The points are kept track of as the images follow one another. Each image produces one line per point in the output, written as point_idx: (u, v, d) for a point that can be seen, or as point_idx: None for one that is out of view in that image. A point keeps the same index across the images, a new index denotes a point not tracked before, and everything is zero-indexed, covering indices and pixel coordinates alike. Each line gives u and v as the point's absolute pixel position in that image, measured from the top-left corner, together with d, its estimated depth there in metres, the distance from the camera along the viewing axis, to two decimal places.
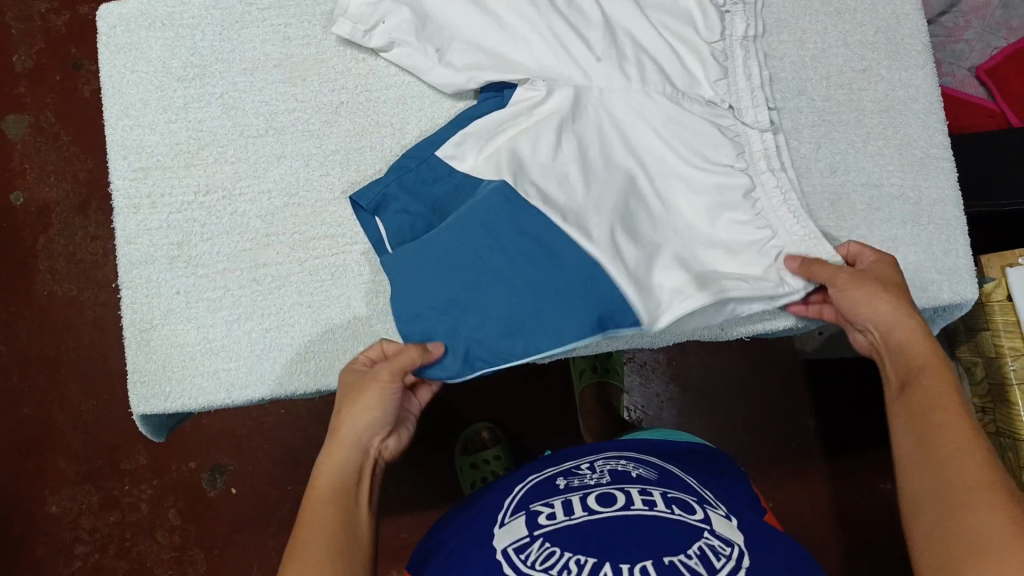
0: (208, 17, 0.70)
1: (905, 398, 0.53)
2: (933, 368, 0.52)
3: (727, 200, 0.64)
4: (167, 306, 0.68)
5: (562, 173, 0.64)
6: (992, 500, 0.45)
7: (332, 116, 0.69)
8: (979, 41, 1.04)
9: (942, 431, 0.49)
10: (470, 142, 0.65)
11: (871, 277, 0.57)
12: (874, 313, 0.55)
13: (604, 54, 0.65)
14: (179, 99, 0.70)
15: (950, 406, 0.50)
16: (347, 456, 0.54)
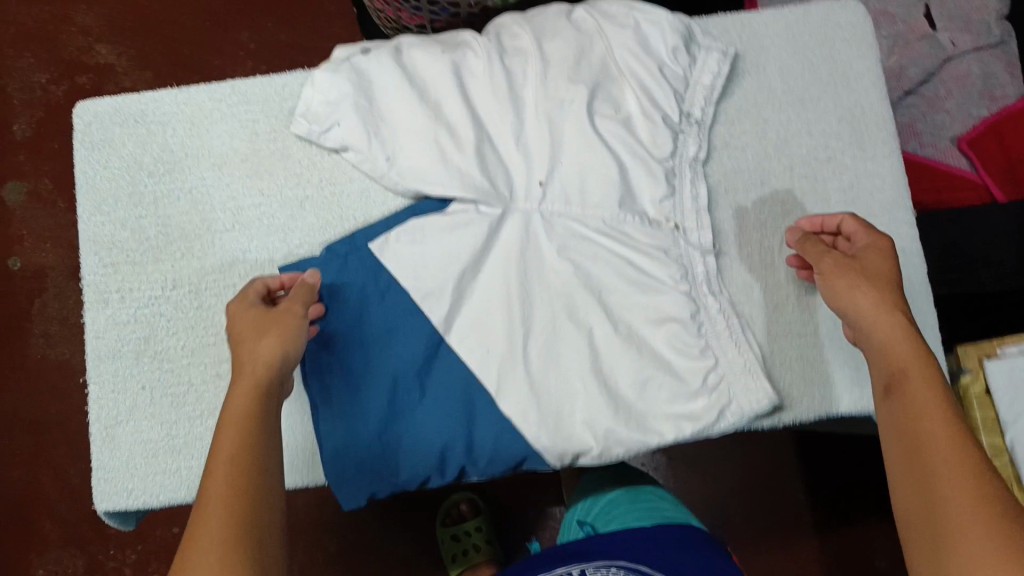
0: (179, 114, 0.72)
1: (890, 399, 0.54)
2: (923, 385, 0.53)
3: (674, 303, 0.69)
4: (133, 402, 0.68)
5: (492, 288, 0.70)
6: (956, 467, 0.48)
7: (297, 210, 0.71)
8: (960, 110, 1.03)
9: (922, 403, 0.52)
10: (404, 238, 0.70)
11: (856, 268, 0.60)
12: (849, 292, 0.59)
13: (547, 178, 0.71)
14: (149, 195, 0.71)
15: (926, 404, 0.52)
16: (251, 392, 0.56)
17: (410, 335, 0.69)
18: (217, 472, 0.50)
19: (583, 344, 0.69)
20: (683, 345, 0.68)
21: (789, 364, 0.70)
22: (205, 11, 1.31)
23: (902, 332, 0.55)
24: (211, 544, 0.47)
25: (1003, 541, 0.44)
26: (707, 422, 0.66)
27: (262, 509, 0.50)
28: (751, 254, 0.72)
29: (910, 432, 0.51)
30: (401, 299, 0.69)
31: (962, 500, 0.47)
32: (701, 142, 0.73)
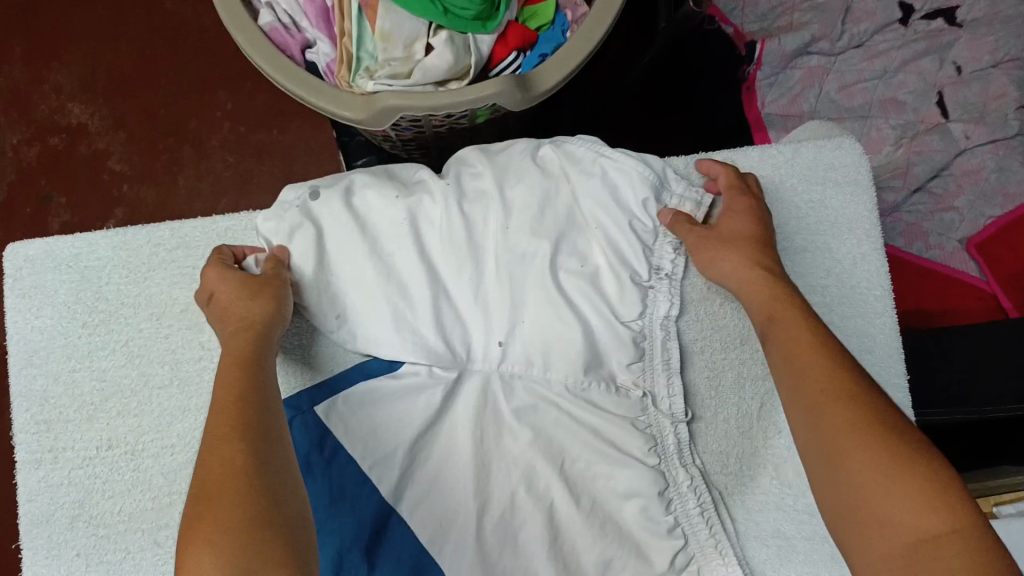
0: (115, 258, 0.68)
1: (787, 361, 0.57)
2: (811, 346, 0.57)
3: (639, 476, 0.64)
4: (67, 571, 0.64)
5: (450, 453, 0.66)
6: (869, 447, 0.51)
7: None
8: (971, 209, 0.95)
9: (826, 415, 0.53)
10: (354, 403, 0.66)
11: (721, 237, 0.65)
12: (722, 266, 0.64)
13: (506, 337, 0.67)
14: (83, 347, 0.66)
15: (818, 372, 0.55)
16: (235, 362, 0.56)
17: (359, 505, 0.63)
18: (225, 448, 0.49)
19: (544, 521, 0.64)
20: (653, 525, 0.63)
21: (767, 541, 0.65)
22: (183, 68, 1.24)
23: (795, 316, 0.59)
24: (222, 515, 0.45)
25: (889, 462, 0.50)
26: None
27: (279, 489, 0.48)
28: (728, 420, 0.67)
29: (827, 392, 0.54)
30: (348, 466, 0.64)
31: (847, 426, 0.52)
32: (671, 298, 0.68)
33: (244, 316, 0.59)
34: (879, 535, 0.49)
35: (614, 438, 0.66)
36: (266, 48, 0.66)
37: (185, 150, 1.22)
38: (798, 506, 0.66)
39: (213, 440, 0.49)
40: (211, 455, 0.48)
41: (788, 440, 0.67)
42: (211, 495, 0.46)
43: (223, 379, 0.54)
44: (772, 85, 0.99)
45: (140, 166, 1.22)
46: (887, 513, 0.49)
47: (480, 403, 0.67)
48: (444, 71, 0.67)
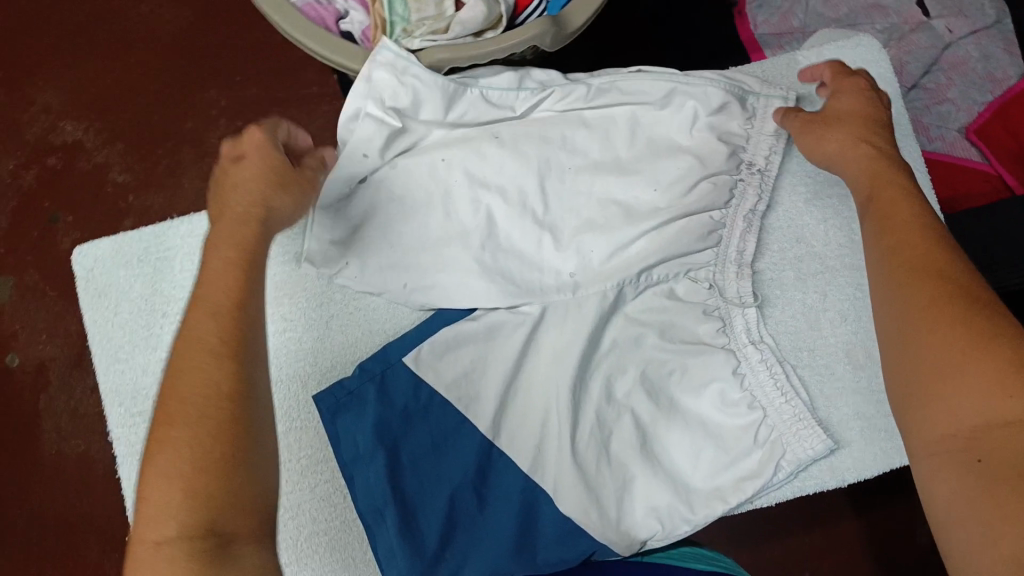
0: (185, 246, 0.68)
1: (885, 238, 0.57)
2: (915, 225, 0.56)
3: (725, 384, 0.68)
4: None
5: (540, 377, 0.68)
6: (933, 290, 0.52)
7: (323, 332, 0.69)
8: (963, 98, 1.00)
9: (894, 229, 0.57)
10: (431, 354, 0.67)
11: (834, 122, 0.66)
12: (825, 145, 0.65)
13: (577, 269, 0.69)
14: (169, 337, 0.67)
15: (907, 248, 0.55)
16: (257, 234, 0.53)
17: (461, 447, 0.66)
18: (197, 368, 0.46)
19: (634, 428, 0.68)
20: (758, 428, 0.67)
21: (849, 423, 0.69)
22: (170, 72, 1.24)
23: (905, 212, 0.58)
24: (196, 439, 0.45)
25: (982, 347, 0.48)
26: (767, 478, 0.66)
27: (250, 448, 0.46)
28: (796, 314, 0.71)
29: (915, 269, 0.54)
30: (444, 408, 0.67)
31: (937, 301, 0.51)
32: (761, 193, 0.71)
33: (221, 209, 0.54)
34: (947, 417, 0.48)
35: (698, 348, 0.69)
36: (304, 23, 0.67)
37: (185, 151, 1.22)
38: (873, 386, 0.69)
39: (202, 323, 0.48)
40: (195, 346, 0.47)
41: (853, 325, 0.70)
42: (186, 405, 0.45)
43: (228, 239, 0.52)
44: (761, 6, 1.04)
45: (143, 175, 1.21)
46: (948, 396, 0.48)
47: (565, 338, 0.68)
48: (480, 23, 0.69)
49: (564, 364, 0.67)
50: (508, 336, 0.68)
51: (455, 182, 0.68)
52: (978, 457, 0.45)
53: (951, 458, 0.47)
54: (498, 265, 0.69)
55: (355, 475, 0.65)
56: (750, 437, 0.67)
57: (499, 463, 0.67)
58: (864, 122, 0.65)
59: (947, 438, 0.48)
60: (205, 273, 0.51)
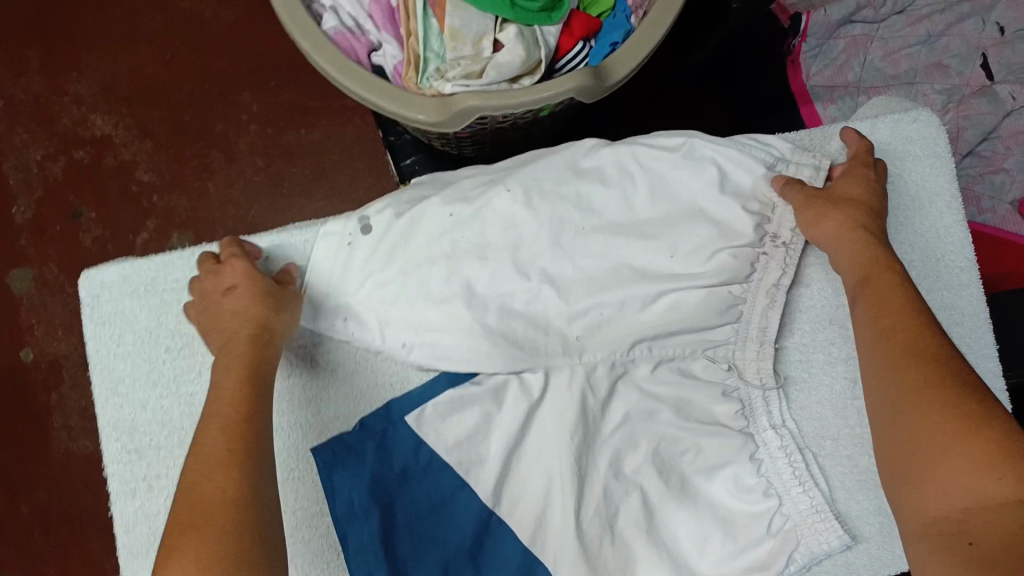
0: (194, 279, 0.66)
1: (870, 308, 0.57)
2: (897, 300, 0.56)
3: (741, 468, 0.65)
4: None
5: (547, 446, 0.65)
6: (908, 368, 0.52)
7: (329, 380, 0.66)
8: (1021, 170, 0.94)
9: (874, 304, 0.57)
10: (435, 414, 0.65)
11: (830, 204, 0.63)
12: (824, 226, 0.63)
13: (584, 331, 0.67)
14: (170, 373, 0.65)
15: (893, 319, 0.55)
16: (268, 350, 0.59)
17: (460, 512, 0.63)
18: (221, 409, 0.54)
19: (641, 506, 0.65)
20: (772, 518, 0.64)
21: (869, 518, 0.65)
22: (203, 72, 1.22)
23: (887, 282, 0.58)
24: (207, 517, 0.48)
25: (969, 431, 0.48)
26: (778, 572, 0.63)
27: (248, 469, 0.51)
28: (824, 403, 0.68)
29: (897, 341, 0.54)
30: (443, 470, 0.64)
31: (923, 382, 0.51)
32: (786, 267, 0.68)
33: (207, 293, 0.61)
34: (936, 500, 0.48)
35: (715, 429, 0.66)
36: (331, 51, 0.64)
37: (213, 154, 1.20)
38: None
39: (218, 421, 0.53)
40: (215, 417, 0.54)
41: None
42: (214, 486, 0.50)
43: (222, 354, 0.58)
44: (815, 57, 1.00)
45: (170, 177, 1.20)
46: (937, 478, 0.48)
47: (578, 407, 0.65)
48: (516, 67, 0.66)
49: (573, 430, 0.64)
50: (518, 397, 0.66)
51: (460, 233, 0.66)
52: (969, 542, 0.45)
53: (940, 540, 0.47)
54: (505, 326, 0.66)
55: (348, 535, 0.61)
56: (766, 527, 0.64)
57: (498, 532, 0.64)
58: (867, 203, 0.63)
59: (932, 521, 0.48)
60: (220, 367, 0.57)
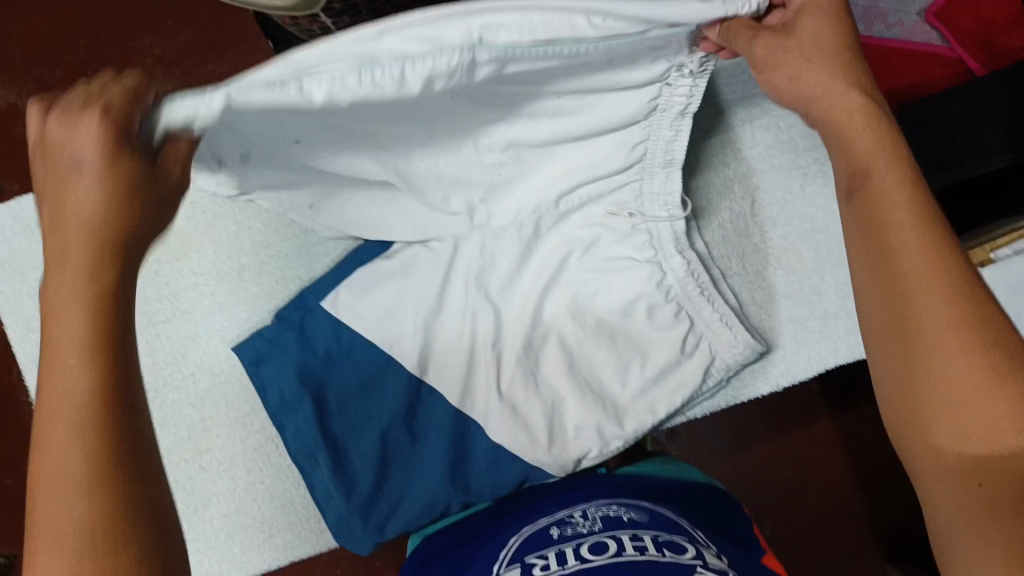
0: None
1: (869, 232, 0.44)
2: (911, 215, 0.43)
3: (650, 295, 0.66)
4: None
5: (474, 305, 0.67)
6: (946, 312, 0.41)
7: (237, 282, 0.67)
8: None
9: (886, 214, 0.44)
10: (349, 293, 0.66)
11: (789, 55, 0.47)
12: (802, 90, 0.47)
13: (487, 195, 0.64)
14: None
15: (907, 232, 0.43)
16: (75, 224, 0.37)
17: (388, 387, 0.66)
18: (69, 369, 0.35)
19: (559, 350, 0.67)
20: (688, 339, 0.66)
21: (781, 327, 0.67)
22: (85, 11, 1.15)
23: (898, 181, 0.44)
24: (60, 486, 0.34)
25: (1004, 395, 0.39)
26: (694, 387, 0.66)
27: (134, 450, 0.35)
28: (723, 224, 0.68)
29: (925, 274, 0.42)
30: (369, 350, 0.66)
31: (944, 305, 0.41)
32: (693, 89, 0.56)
33: (62, 197, 0.38)
34: (938, 449, 0.41)
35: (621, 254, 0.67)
36: None
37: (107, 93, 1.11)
38: (806, 291, 0.66)
39: (65, 327, 0.36)
40: (72, 345, 0.35)
41: (785, 229, 0.66)
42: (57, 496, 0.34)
43: (54, 246, 0.38)
44: None
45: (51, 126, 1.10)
46: (943, 428, 0.41)
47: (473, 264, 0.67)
48: None
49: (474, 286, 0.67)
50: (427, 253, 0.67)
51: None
52: (981, 482, 0.39)
53: (948, 484, 0.41)
54: (395, 198, 0.63)
55: (285, 423, 0.64)
56: (680, 349, 0.66)
57: (425, 398, 0.67)
58: (845, 62, 0.47)
59: (948, 468, 0.41)
60: (52, 236, 0.38)
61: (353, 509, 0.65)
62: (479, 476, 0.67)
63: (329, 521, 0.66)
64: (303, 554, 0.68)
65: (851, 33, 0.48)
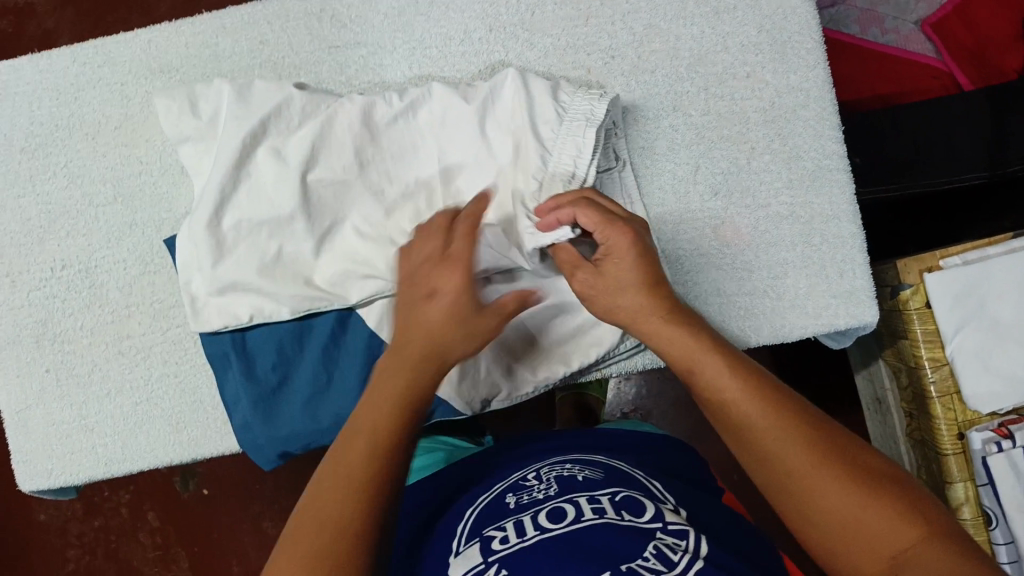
0: (42, 83, 0.67)
1: (716, 405, 0.48)
2: (740, 382, 0.48)
3: None
4: (40, 386, 0.68)
5: (392, 230, 0.65)
6: (808, 462, 0.45)
7: (180, 176, 0.68)
8: None
9: (723, 398, 0.48)
10: (259, 191, 0.65)
11: (605, 283, 0.54)
12: (620, 309, 0.53)
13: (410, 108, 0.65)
14: (24, 173, 0.68)
15: (768, 429, 0.46)
16: (443, 313, 0.48)
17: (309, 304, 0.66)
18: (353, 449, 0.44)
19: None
20: None
21: (708, 300, 0.66)
22: None
23: (718, 360, 0.49)
24: (314, 504, 0.42)
25: (887, 510, 0.43)
26: (610, 346, 0.65)
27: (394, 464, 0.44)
28: (662, 186, 0.66)
29: (771, 428, 0.46)
30: (292, 262, 0.65)
31: (841, 498, 0.44)
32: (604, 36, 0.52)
33: (421, 305, 0.48)
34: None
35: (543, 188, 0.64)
36: None
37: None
38: (737, 265, 0.66)
39: (333, 467, 0.43)
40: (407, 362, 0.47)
41: (724, 201, 0.66)
42: (362, 486, 0.42)
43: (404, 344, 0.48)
44: None
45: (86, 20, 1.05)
46: (849, 547, 0.43)
47: (388, 178, 0.65)
48: None
49: (392, 208, 0.65)
50: (354, 166, 0.64)
51: (309, 49, 0.67)
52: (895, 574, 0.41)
53: None
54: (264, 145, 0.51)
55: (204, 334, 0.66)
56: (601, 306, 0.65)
57: (344, 319, 0.66)
58: (648, 288, 0.53)
59: None
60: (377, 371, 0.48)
61: (259, 416, 0.65)
62: None
63: (238, 427, 0.66)
64: (205, 454, 0.69)
65: (634, 221, 0.55)
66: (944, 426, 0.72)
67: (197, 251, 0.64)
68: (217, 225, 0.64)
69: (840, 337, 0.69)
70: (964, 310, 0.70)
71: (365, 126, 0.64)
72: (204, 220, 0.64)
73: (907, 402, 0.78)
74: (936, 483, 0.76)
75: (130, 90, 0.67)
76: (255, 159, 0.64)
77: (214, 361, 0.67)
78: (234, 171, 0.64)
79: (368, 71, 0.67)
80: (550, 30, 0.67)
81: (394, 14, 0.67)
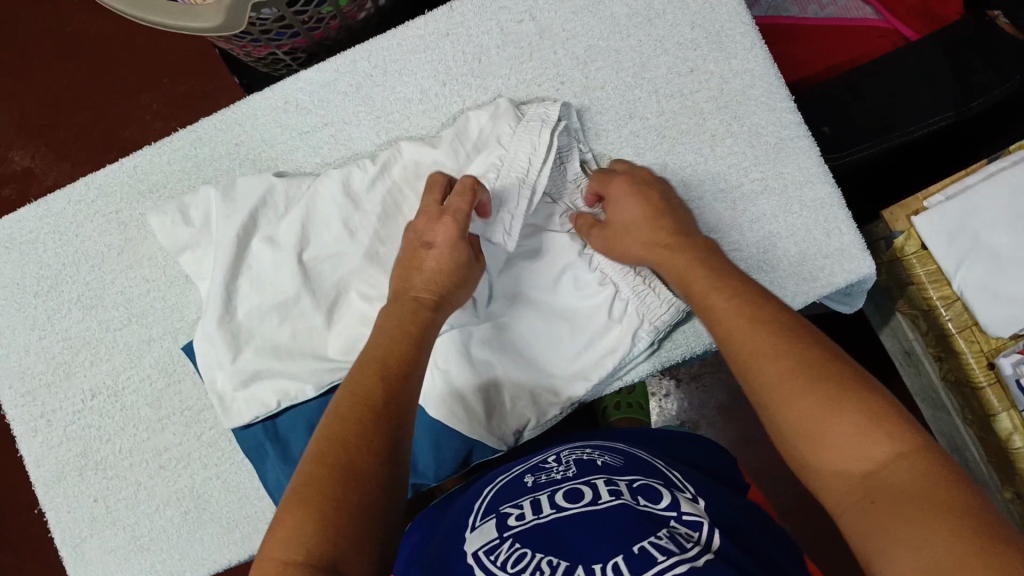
0: (45, 227, 0.71)
1: (711, 321, 0.52)
2: (735, 299, 0.51)
3: (573, 265, 0.68)
4: (90, 516, 0.70)
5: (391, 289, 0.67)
6: (792, 363, 0.46)
7: (186, 285, 0.71)
8: None
9: (717, 314, 0.52)
10: (260, 279, 0.67)
11: (620, 231, 0.62)
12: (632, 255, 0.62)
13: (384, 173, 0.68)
14: (41, 314, 0.71)
15: (749, 338, 0.48)
16: (428, 319, 0.56)
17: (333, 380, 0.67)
18: (345, 423, 0.48)
19: (491, 327, 0.68)
20: (617, 306, 0.68)
21: None
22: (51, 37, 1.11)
23: (715, 284, 0.53)
24: (307, 483, 0.45)
25: (862, 417, 0.43)
26: (624, 351, 0.67)
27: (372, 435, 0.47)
28: None
29: (758, 332, 0.49)
30: (306, 342, 0.68)
31: (811, 407, 0.44)
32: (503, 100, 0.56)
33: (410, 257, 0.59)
34: (834, 480, 0.43)
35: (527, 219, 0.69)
36: None
37: (103, 121, 1.10)
38: (726, 248, 0.67)
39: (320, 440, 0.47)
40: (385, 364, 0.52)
41: (699, 191, 0.68)
42: (350, 452, 0.46)
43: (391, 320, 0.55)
44: None
45: (84, 166, 1.10)
46: (823, 456, 0.44)
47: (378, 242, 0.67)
48: None
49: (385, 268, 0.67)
50: (345, 239, 0.67)
51: (282, 139, 0.71)
52: (873, 500, 0.41)
53: (859, 503, 0.42)
54: None
55: (238, 428, 0.68)
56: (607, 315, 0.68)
57: None
58: (653, 228, 0.60)
59: (851, 492, 0.42)
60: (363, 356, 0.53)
61: None
62: (423, 463, 0.66)
63: None
64: (260, 549, 0.70)
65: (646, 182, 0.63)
66: (974, 359, 0.72)
67: (215, 349, 0.67)
68: (228, 321, 0.67)
69: (848, 298, 0.70)
70: (958, 247, 0.71)
71: (345, 199, 0.67)
72: (215, 320, 0.67)
73: (932, 346, 0.78)
74: (981, 419, 0.75)
75: (125, 215, 0.71)
76: (251, 251, 0.67)
77: (250, 452, 0.68)
78: (234, 268, 0.67)
79: (340, 148, 0.71)
80: (501, 71, 0.70)
81: (353, 91, 0.70)
